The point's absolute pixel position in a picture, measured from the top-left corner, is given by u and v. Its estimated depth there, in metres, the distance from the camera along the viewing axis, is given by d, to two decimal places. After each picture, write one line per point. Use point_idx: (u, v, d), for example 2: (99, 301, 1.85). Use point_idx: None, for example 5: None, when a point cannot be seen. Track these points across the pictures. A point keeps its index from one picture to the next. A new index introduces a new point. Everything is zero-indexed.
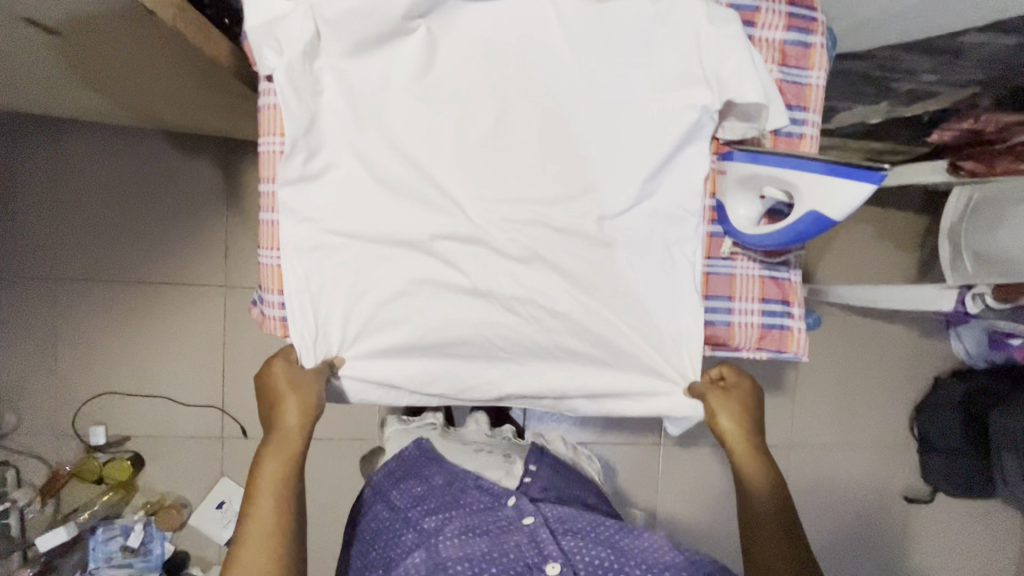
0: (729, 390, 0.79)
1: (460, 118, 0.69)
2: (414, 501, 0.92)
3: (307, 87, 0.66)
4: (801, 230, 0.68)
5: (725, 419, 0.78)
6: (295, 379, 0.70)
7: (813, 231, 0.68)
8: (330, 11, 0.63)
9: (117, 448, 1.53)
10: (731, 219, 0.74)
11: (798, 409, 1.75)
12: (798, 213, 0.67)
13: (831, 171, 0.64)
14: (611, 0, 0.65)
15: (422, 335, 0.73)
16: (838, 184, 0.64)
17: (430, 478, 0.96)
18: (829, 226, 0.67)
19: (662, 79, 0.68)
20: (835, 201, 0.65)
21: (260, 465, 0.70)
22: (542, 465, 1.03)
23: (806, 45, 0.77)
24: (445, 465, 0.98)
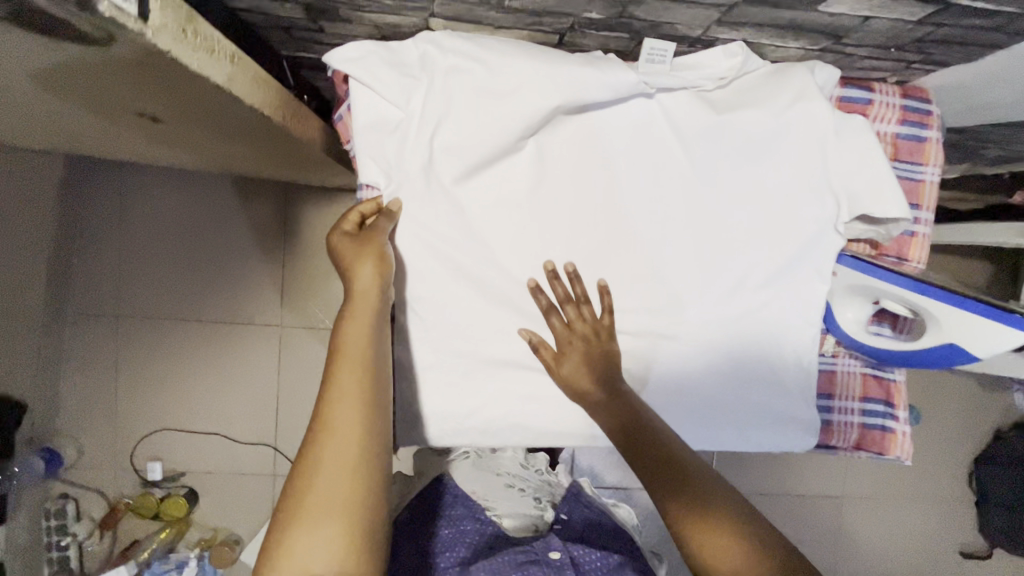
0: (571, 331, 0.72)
1: (570, 226, 0.73)
2: (442, 547, 0.83)
3: (422, 204, 0.70)
4: (931, 357, 0.68)
5: (567, 369, 0.72)
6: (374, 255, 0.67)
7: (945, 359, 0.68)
8: (442, 142, 0.69)
9: (172, 484, 1.55)
10: (840, 321, 0.74)
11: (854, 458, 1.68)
12: (935, 341, 0.67)
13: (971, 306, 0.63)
14: (732, 113, 0.69)
15: (534, 433, 0.75)
16: (986, 324, 0.63)
17: (463, 525, 0.87)
18: (967, 359, 0.66)
19: (786, 188, 0.70)
20: (979, 339, 0.64)
21: (339, 335, 0.63)
22: (575, 513, 0.95)
23: (922, 139, 0.74)
24: (474, 507, 0.89)
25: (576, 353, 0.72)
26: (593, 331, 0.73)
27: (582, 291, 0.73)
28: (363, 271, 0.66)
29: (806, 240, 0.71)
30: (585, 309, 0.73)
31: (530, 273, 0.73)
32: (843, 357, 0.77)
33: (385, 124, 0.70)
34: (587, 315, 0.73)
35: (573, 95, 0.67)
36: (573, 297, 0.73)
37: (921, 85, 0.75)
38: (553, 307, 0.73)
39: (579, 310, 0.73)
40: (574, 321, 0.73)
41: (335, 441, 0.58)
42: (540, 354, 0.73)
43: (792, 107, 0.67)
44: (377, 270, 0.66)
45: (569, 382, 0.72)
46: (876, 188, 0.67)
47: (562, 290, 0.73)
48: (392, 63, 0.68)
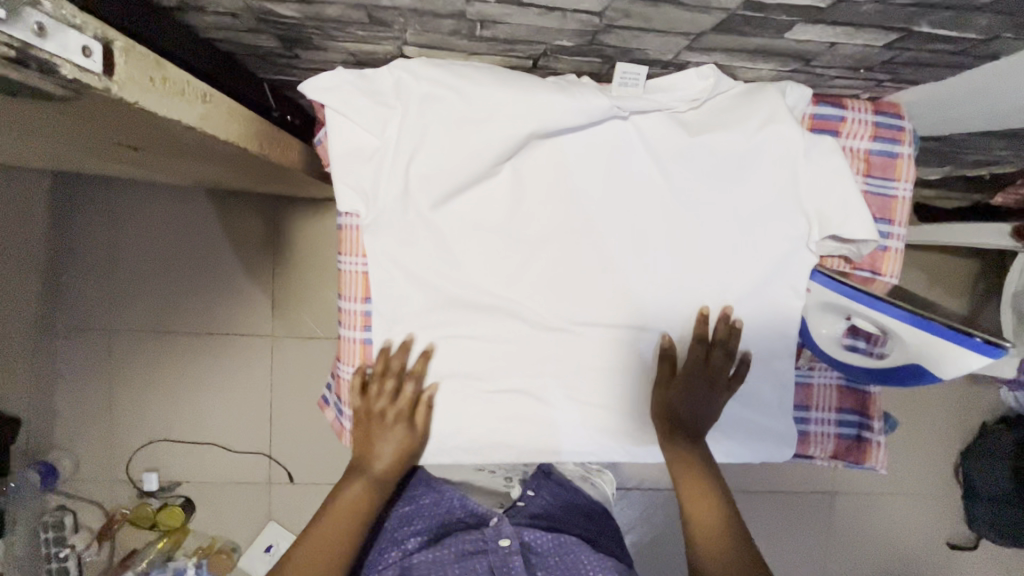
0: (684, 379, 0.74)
1: (548, 248, 0.74)
2: (400, 521, 0.85)
3: (399, 230, 0.71)
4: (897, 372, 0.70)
5: (687, 401, 0.74)
6: (398, 418, 0.74)
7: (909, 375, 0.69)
8: (418, 169, 0.69)
9: (169, 494, 1.56)
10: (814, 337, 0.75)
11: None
12: (901, 359, 0.68)
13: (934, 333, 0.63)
14: (705, 136, 0.69)
15: (518, 451, 0.77)
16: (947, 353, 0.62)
17: (418, 499, 0.87)
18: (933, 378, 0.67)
19: (759, 208, 0.71)
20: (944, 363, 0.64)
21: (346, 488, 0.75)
22: (543, 490, 0.94)
23: (893, 155, 0.75)
24: (435, 484, 0.88)
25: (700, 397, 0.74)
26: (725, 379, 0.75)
27: (732, 343, 0.74)
28: (387, 444, 0.74)
29: (780, 260, 0.72)
30: (722, 354, 0.74)
31: (661, 331, 0.76)
32: (820, 369, 0.79)
33: (360, 152, 0.70)
34: (720, 359, 0.74)
35: (546, 122, 0.68)
36: (715, 340, 0.74)
37: (892, 100, 0.76)
38: (694, 341, 0.74)
39: (716, 352, 0.74)
40: (696, 352, 0.74)
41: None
42: (662, 364, 0.75)
43: (764, 128, 0.68)
44: (403, 442, 0.74)
45: (664, 407, 0.75)
46: (845, 207, 0.68)
47: (701, 328, 0.74)
48: (366, 91, 0.68)
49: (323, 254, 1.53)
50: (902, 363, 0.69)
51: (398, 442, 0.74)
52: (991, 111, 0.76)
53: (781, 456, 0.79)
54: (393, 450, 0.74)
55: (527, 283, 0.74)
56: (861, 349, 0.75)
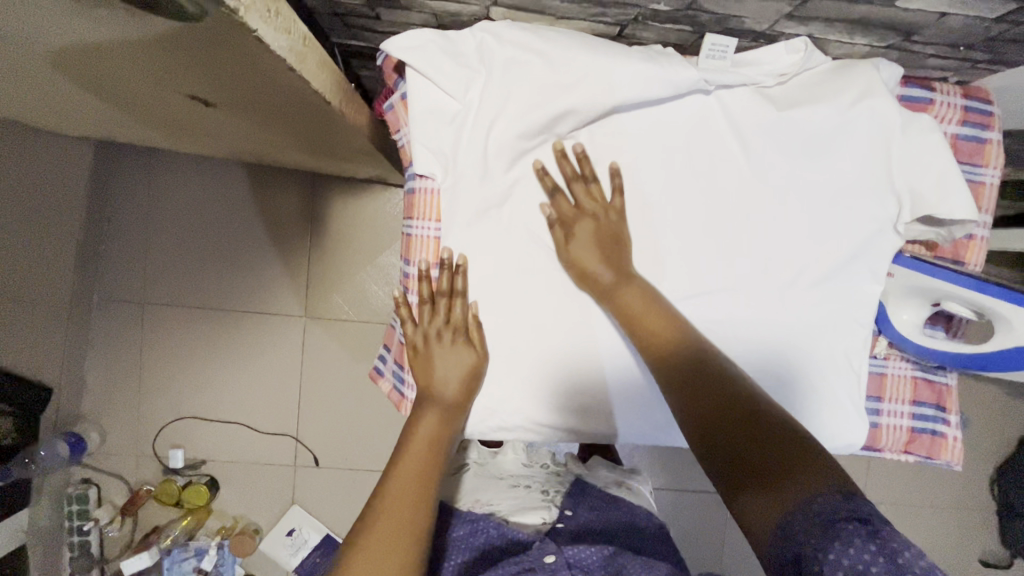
0: (423, 358, 0.71)
1: (624, 221, 0.72)
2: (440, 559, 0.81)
3: (474, 194, 0.69)
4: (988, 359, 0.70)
5: (442, 369, 0.69)
6: (429, 402, 0.69)
7: (1001, 361, 0.69)
8: (498, 132, 0.68)
9: (194, 472, 1.55)
10: (895, 323, 0.74)
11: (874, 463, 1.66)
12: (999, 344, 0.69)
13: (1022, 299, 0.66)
14: (794, 109, 0.67)
15: (584, 429, 0.75)
16: None
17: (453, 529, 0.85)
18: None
19: (846, 187, 0.69)
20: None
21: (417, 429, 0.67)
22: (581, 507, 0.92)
23: (981, 141, 0.73)
24: (469, 514, 0.87)
25: (452, 357, 0.70)
26: (469, 357, 0.70)
27: (461, 283, 0.70)
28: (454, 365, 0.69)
29: (865, 240, 0.70)
30: (462, 307, 0.71)
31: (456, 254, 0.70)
32: (896, 361, 0.77)
33: (440, 114, 0.69)
34: (595, 196, 0.70)
35: (633, 92, 0.66)
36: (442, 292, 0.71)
37: (981, 85, 0.74)
38: (554, 200, 0.70)
39: (439, 309, 0.71)
40: (433, 324, 0.71)
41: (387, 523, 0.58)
42: (554, 230, 0.70)
43: (857, 103, 0.66)
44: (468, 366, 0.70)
45: (578, 263, 0.69)
46: (939, 186, 0.66)
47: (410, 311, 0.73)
48: (450, 53, 0.67)
49: (359, 236, 1.52)
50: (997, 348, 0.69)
51: (433, 422, 0.68)
52: None
53: (848, 448, 0.77)
54: (428, 430, 0.67)
55: None
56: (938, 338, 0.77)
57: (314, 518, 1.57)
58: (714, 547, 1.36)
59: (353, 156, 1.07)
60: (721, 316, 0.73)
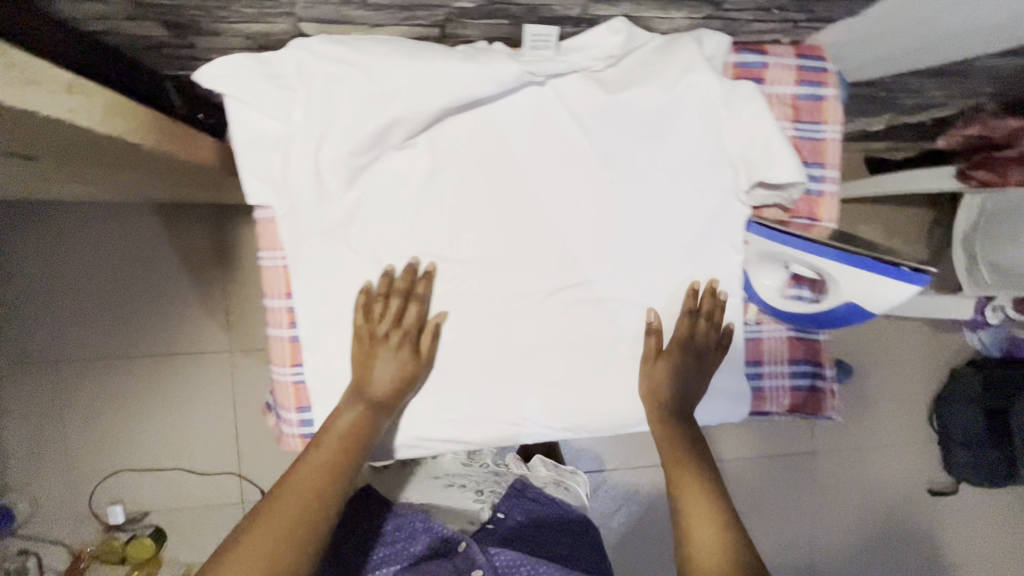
0: (368, 349, 0.68)
1: (478, 224, 0.71)
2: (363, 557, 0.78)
3: (313, 216, 0.67)
4: (835, 315, 0.71)
5: (382, 369, 0.68)
6: (357, 395, 0.67)
7: (847, 317, 0.70)
8: (328, 151, 0.65)
9: (138, 525, 1.50)
10: (757, 288, 0.75)
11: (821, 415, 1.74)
12: (835, 301, 0.69)
13: (855, 262, 0.65)
14: (623, 91, 0.67)
15: (469, 437, 0.74)
16: (873, 281, 0.65)
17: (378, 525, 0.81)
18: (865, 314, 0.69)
19: (686, 162, 0.70)
20: (869, 295, 0.66)
21: (338, 420, 0.66)
22: (513, 510, 0.91)
23: (819, 98, 0.73)
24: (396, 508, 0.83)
25: (398, 361, 0.68)
26: (410, 361, 0.69)
27: (423, 289, 0.70)
28: (385, 362, 0.68)
29: (713, 211, 0.71)
30: (415, 310, 0.69)
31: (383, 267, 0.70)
32: (767, 324, 0.78)
33: (266, 140, 0.66)
34: (706, 338, 0.74)
35: (458, 94, 0.65)
36: (396, 290, 0.69)
37: (814, 43, 0.75)
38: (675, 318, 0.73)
39: (392, 306, 0.69)
40: (382, 320, 0.69)
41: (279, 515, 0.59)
42: (650, 345, 0.73)
43: (681, 78, 0.66)
44: (398, 367, 0.68)
45: (649, 384, 0.73)
46: (773, 151, 0.67)
47: (363, 300, 0.69)
48: (266, 75, 0.65)
49: None
50: (835, 305, 0.70)
51: (355, 419, 0.67)
52: (916, 46, 0.75)
53: (734, 415, 0.77)
54: (349, 425, 0.66)
55: (461, 263, 0.71)
56: (805, 298, 0.76)
57: None
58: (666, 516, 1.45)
59: (230, 185, 1.04)
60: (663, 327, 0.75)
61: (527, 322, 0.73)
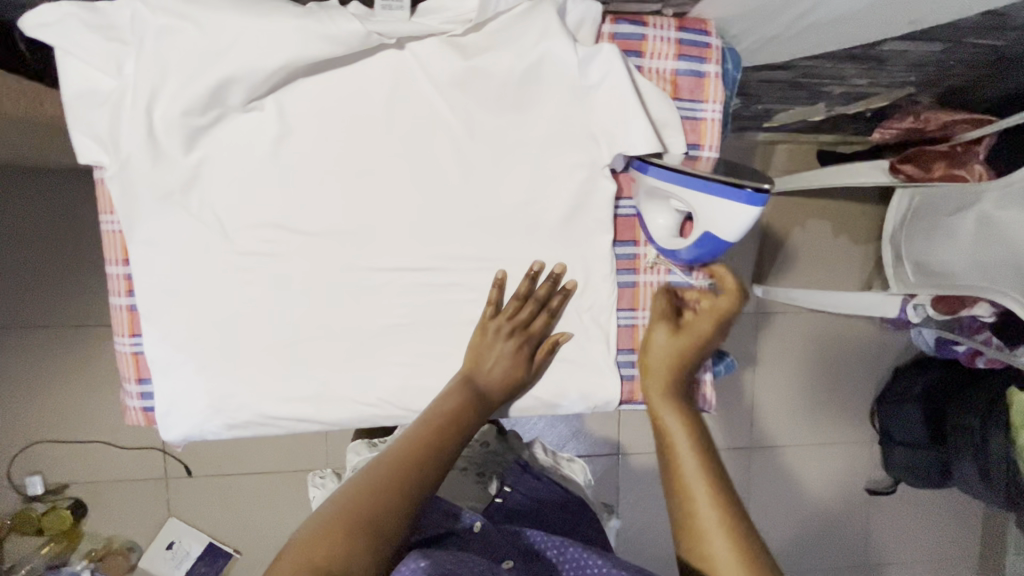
0: (483, 342, 0.69)
1: (333, 194, 0.67)
2: None
3: (149, 179, 0.63)
4: (698, 249, 0.66)
5: (494, 364, 0.68)
6: (461, 386, 0.67)
7: (708, 249, 0.65)
8: (161, 109, 0.61)
9: (56, 496, 1.48)
10: (649, 228, 0.69)
11: (829, 406, 1.74)
12: (694, 234, 0.65)
13: (710, 189, 0.60)
14: (479, 59, 0.63)
15: (323, 417, 0.71)
16: (728, 209, 0.60)
17: None
18: (727, 246, 0.64)
19: (549, 136, 0.67)
20: (730, 223, 0.61)
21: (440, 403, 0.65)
22: (520, 485, 0.91)
23: (700, 74, 0.70)
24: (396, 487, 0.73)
25: (510, 362, 0.69)
26: (513, 362, 0.69)
27: (556, 303, 0.71)
28: (498, 353, 0.69)
29: (580, 190, 0.69)
30: (545, 320, 0.71)
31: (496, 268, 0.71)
32: (641, 308, 0.74)
33: (97, 96, 0.62)
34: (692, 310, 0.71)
35: (297, 55, 0.61)
36: (520, 295, 0.70)
37: (699, 16, 0.71)
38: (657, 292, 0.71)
39: (524, 310, 0.70)
40: (508, 321, 0.69)
41: (359, 484, 0.57)
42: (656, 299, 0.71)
43: (538, 46, 0.62)
44: (506, 363, 0.69)
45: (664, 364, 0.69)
46: (632, 127, 0.64)
47: (496, 297, 0.70)
48: (93, 25, 0.60)
49: None
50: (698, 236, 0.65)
51: (453, 408, 0.65)
52: (805, 24, 0.72)
53: (606, 403, 0.74)
54: (447, 413, 0.64)
55: (315, 234, 0.68)
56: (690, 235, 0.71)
57: (193, 529, 1.53)
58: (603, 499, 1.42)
59: None
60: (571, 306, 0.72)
61: (384, 299, 0.70)
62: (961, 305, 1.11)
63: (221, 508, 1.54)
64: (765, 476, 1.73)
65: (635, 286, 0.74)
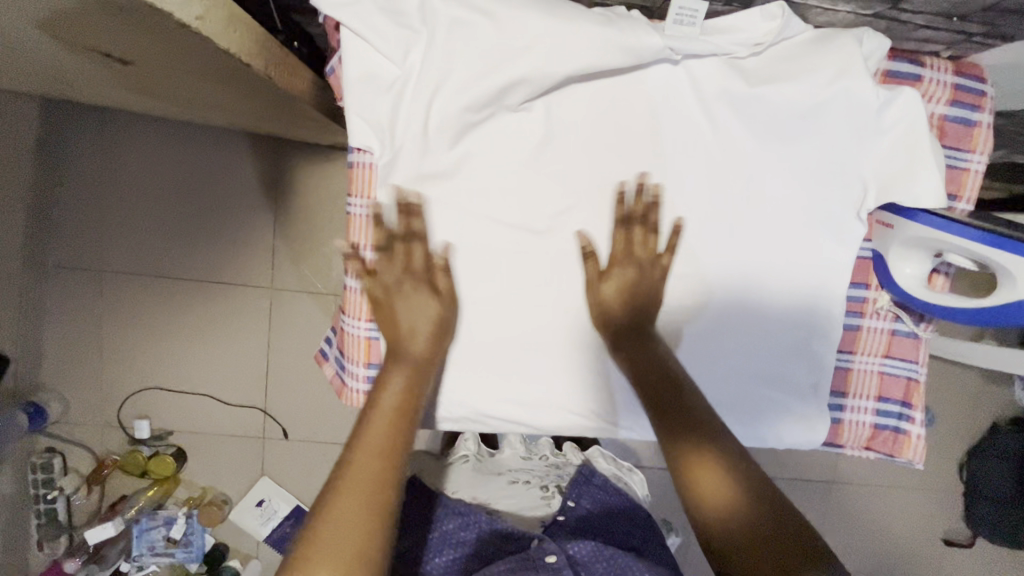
0: (386, 308, 0.64)
1: (581, 203, 0.67)
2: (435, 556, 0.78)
3: (413, 168, 0.63)
4: (998, 311, 0.64)
5: (408, 314, 0.64)
6: (395, 353, 0.63)
7: (1014, 313, 0.63)
8: (442, 102, 0.61)
9: (161, 442, 1.53)
10: (896, 278, 0.68)
11: None
12: (1005, 297, 0.62)
13: None
14: (764, 88, 0.62)
15: (534, 422, 0.71)
16: None
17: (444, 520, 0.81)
18: None
19: (815, 172, 0.65)
20: None
21: (388, 381, 0.61)
22: (584, 498, 0.90)
23: (970, 123, 0.67)
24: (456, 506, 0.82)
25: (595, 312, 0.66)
26: (433, 307, 0.64)
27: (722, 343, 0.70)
28: (421, 314, 0.64)
29: (833, 230, 0.67)
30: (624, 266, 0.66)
31: (722, 277, 0.69)
32: (858, 352, 0.73)
33: (377, 81, 0.62)
34: (643, 246, 0.66)
35: (589, 61, 0.60)
36: (402, 235, 0.64)
37: (976, 61, 0.68)
38: (618, 225, 0.66)
39: (414, 254, 0.64)
40: (394, 265, 0.64)
41: (348, 497, 0.54)
42: (588, 263, 0.66)
43: (832, 83, 0.61)
44: (432, 313, 0.64)
45: (600, 305, 0.66)
46: (909, 174, 0.62)
47: (445, 280, 0.65)
48: (387, 9, 0.60)
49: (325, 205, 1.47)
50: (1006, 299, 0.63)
51: (407, 380, 0.62)
52: None
53: (810, 443, 0.73)
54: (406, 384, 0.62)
55: (557, 241, 0.67)
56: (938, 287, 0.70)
57: (283, 490, 1.56)
58: None
59: (306, 122, 1.00)
60: (797, 342, 0.71)
61: None
62: None
63: (313, 473, 1.58)
64: (847, 512, 1.71)
65: (858, 330, 0.72)
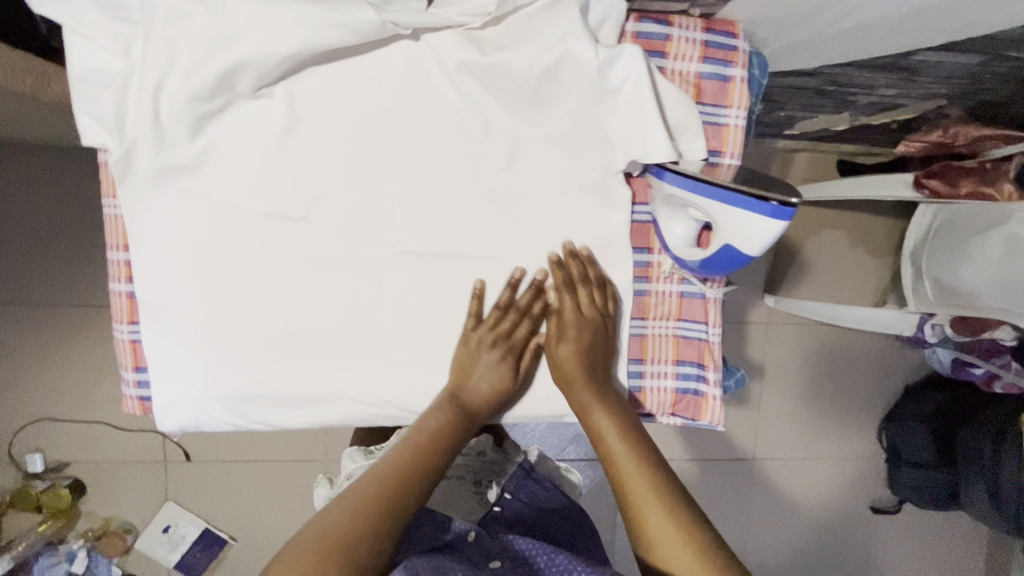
0: (467, 356, 0.68)
1: (339, 186, 0.66)
2: None
3: (153, 162, 0.62)
4: (719, 261, 0.64)
5: (481, 378, 0.67)
6: (450, 396, 0.67)
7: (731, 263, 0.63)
8: (167, 93, 0.60)
9: (56, 474, 1.39)
10: (666, 237, 0.67)
11: (838, 419, 1.71)
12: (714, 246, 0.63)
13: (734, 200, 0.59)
14: (497, 55, 0.62)
15: (320, 415, 0.69)
16: (755, 220, 0.58)
17: None
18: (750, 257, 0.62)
19: (566, 138, 0.65)
20: (751, 237, 0.60)
21: (423, 420, 0.65)
22: (521, 491, 0.80)
23: (724, 79, 0.67)
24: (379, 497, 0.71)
25: (497, 371, 0.68)
26: (505, 379, 0.69)
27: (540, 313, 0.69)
28: (478, 378, 0.67)
29: (598, 192, 0.67)
30: (529, 329, 0.69)
31: (497, 247, 0.68)
32: (650, 319, 0.72)
33: (103, 78, 0.61)
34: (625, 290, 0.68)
35: (309, 42, 0.59)
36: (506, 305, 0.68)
37: (727, 17, 0.68)
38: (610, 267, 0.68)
39: (507, 320, 0.68)
40: (491, 331, 0.68)
41: (344, 501, 0.55)
42: (580, 292, 0.68)
43: (557, 45, 0.61)
44: (498, 382, 0.68)
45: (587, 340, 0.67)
46: (645, 131, 0.63)
47: (477, 307, 0.68)
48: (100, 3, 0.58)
49: None
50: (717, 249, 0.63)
51: (441, 420, 0.65)
52: (836, 28, 0.69)
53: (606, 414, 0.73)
54: (435, 427, 0.65)
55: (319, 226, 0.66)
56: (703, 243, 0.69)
57: (191, 513, 1.45)
58: (604, 505, 1.37)
59: None
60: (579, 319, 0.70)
61: (388, 297, 0.68)
62: (983, 329, 1.10)
63: (212, 496, 1.46)
64: (772, 488, 1.69)
65: (648, 296, 0.71)
